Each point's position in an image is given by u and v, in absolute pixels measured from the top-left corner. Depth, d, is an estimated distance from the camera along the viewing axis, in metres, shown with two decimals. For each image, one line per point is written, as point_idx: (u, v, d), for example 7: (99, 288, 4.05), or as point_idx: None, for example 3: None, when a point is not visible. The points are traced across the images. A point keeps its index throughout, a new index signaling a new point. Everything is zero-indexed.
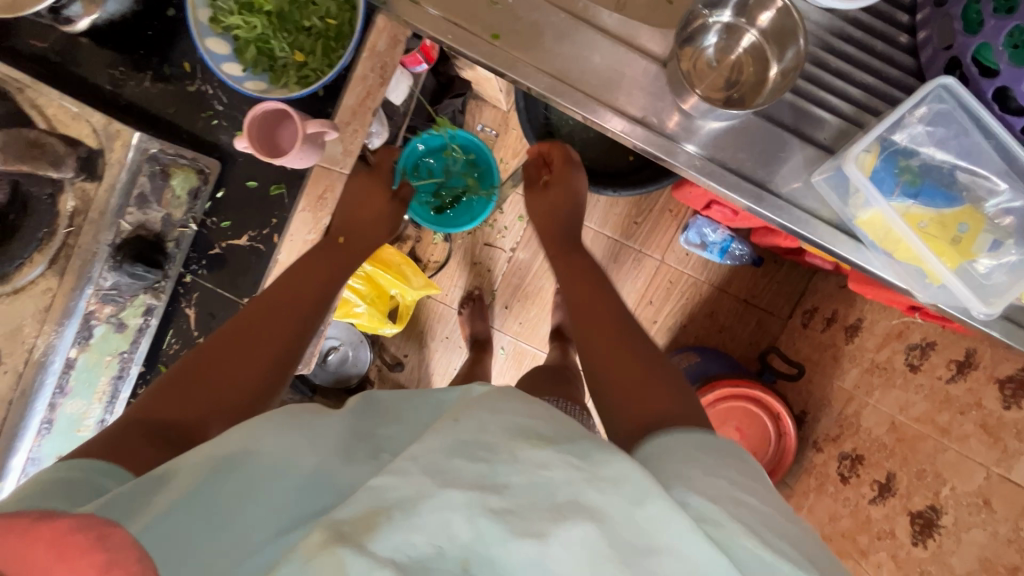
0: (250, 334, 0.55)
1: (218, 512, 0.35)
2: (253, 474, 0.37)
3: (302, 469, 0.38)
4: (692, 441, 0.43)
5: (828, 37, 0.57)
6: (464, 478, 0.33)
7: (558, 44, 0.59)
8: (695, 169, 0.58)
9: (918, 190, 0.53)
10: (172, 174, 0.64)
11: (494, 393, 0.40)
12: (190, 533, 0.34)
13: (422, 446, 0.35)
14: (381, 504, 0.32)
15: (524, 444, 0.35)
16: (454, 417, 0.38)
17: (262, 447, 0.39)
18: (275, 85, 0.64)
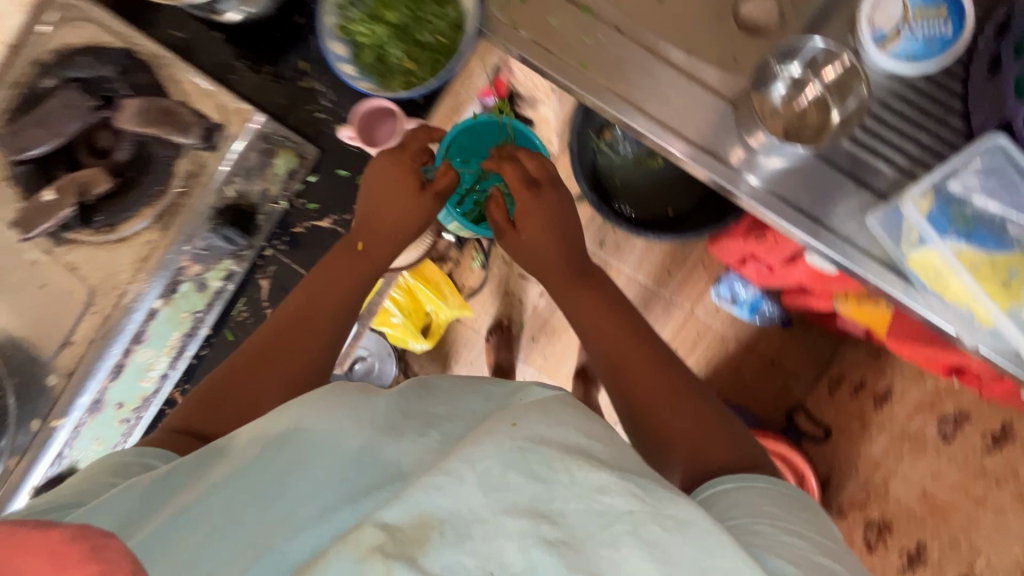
0: (283, 346, 0.60)
1: (256, 491, 0.40)
2: (297, 457, 0.41)
3: (348, 449, 0.42)
4: (756, 492, 0.47)
5: (889, 99, 0.62)
6: (523, 500, 0.36)
7: (639, 78, 0.67)
8: (757, 201, 0.63)
9: (971, 234, 0.56)
10: (277, 155, 0.72)
11: (551, 403, 0.45)
12: (233, 513, 0.38)
13: (479, 451, 0.37)
14: (432, 514, 0.34)
15: (580, 464, 0.38)
16: (512, 422, 0.41)
17: (308, 428, 0.44)
18: (382, 88, 0.72)
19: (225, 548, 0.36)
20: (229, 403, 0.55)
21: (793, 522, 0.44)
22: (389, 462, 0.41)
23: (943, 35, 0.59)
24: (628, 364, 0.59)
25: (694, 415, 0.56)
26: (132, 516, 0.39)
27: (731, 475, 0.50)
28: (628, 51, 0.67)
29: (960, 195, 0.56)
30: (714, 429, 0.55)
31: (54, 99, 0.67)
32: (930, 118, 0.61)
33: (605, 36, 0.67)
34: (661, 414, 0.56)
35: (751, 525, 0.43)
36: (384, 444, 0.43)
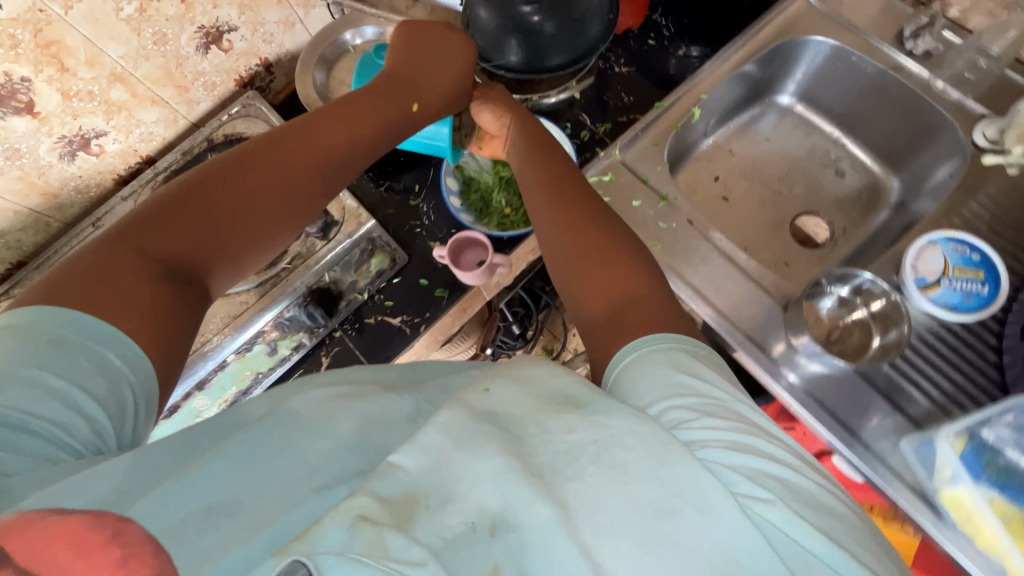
0: (260, 167, 0.58)
1: (252, 466, 0.38)
2: (290, 441, 0.39)
3: (335, 428, 0.40)
4: (665, 356, 0.47)
5: (927, 335, 0.68)
6: (493, 452, 0.36)
7: (700, 263, 0.75)
8: (794, 397, 0.67)
9: (1005, 484, 0.57)
10: (374, 254, 0.81)
11: (527, 362, 0.46)
12: (235, 473, 0.37)
13: (452, 414, 0.38)
14: (415, 487, 0.34)
15: (553, 413, 0.40)
16: (484, 388, 0.42)
17: (298, 407, 0.42)
18: (478, 222, 0.81)
19: (219, 527, 0.34)
20: (192, 223, 0.53)
21: (692, 386, 0.44)
22: (377, 441, 0.40)
23: (980, 293, 0.67)
24: (573, 228, 0.63)
25: (632, 271, 0.58)
26: (125, 485, 0.36)
27: (651, 336, 0.49)
28: (696, 240, 0.76)
29: (993, 445, 0.58)
30: (627, 272, 0.58)
31: None
32: (963, 360, 0.67)
33: (677, 222, 0.77)
34: (599, 271, 0.58)
35: (669, 414, 0.42)
36: (365, 421, 0.41)
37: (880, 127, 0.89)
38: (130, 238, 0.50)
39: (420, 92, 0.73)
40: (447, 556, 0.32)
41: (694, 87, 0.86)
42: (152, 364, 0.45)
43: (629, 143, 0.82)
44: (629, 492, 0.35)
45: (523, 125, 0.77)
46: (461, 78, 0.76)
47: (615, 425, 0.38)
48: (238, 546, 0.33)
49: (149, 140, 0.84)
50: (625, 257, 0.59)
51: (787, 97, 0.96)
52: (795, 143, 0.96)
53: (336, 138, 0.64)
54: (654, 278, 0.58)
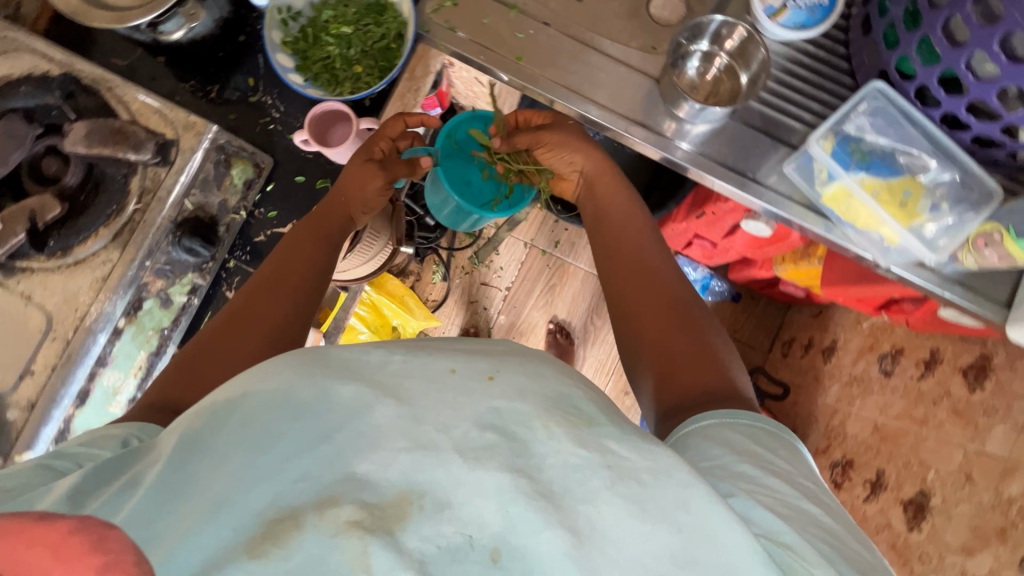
0: (245, 326, 0.56)
1: (242, 454, 0.34)
2: (268, 431, 0.35)
3: (300, 400, 0.36)
4: (745, 429, 0.46)
5: (787, 64, 0.71)
6: (496, 462, 0.34)
7: (571, 63, 0.73)
8: (690, 162, 0.70)
9: (868, 164, 0.65)
10: (233, 164, 0.72)
11: (530, 359, 0.43)
12: (233, 473, 0.34)
13: (454, 416, 0.36)
14: (414, 484, 0.33)
15: (556, 415, 0.37)
16: (490, 374, 0.39)
17: (257, 388, 0.37)
18: (331, 94, 0.74)
19: (179, 506, 0.33)
20: (195, 374, 0.52)
21: (759, 450, 0.44)
22: (346, 402, 0.36)
23: (822, 6, 0.69)
24: (622, 240, 0.68)
25: (698, 360, 0.55)
26: (89, 486, 0.36)
27: (720, 409, 0.49)
28: (559, 41, 0.73)
29: (855, 134, 0.65)
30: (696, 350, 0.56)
31: None
32: (825, 78, 0.71)
33: (534, 28, 0.73)
34: (661, 342, 0.58)
35: (740, 439, 0.45)
36: (335, 384, 0.37)
37: None
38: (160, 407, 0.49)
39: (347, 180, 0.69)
40: (437, 564, 0.31)
41: None
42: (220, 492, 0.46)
43: None
44: (642, 532, 0.33)
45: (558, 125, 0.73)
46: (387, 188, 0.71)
47: (631, 457, 0.36)
48: (200, 528, 0.31)
49: None
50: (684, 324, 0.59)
51: None
52: None
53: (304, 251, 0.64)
54: (720, 352, 0.57)
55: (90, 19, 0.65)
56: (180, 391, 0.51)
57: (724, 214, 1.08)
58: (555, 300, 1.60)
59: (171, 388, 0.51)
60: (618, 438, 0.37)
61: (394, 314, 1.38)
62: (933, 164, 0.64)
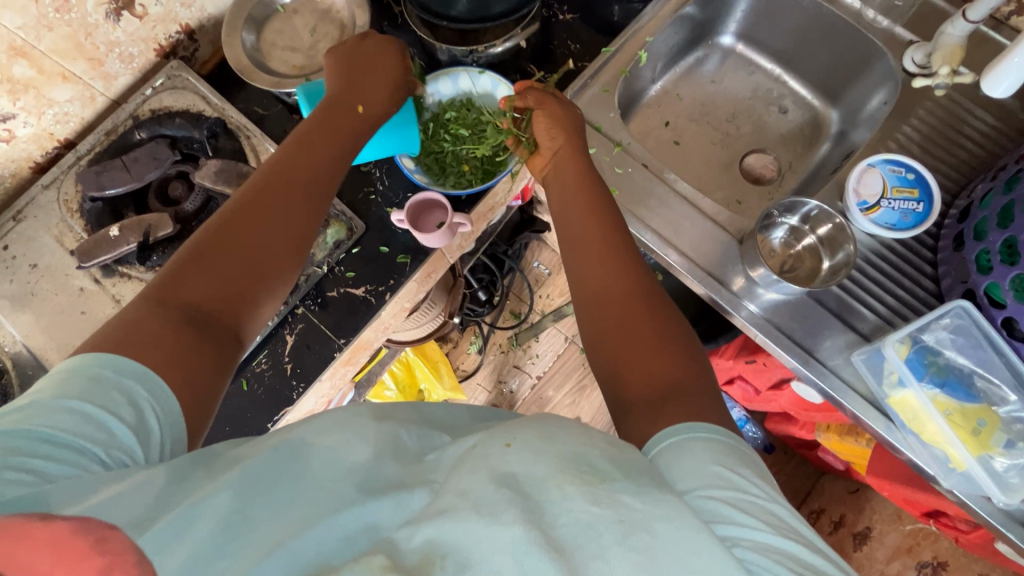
0: (255, 218, 0.54)
1: (293, 509, 0.37)
2: (326, 491, 0.38)
3: (357, 463, 0.40)
4: (706, 444, 0.42)
5: (871, 255, 0.72)
6: (510, 516, 0.34)
7: (658, 208, 0.77)
8: (755, 325, 0.71)
9: (944, 381, 0.64)
10: (330, 225, 0.80)
11: (548, 422, 0.42)
12: (281, 527, 0.36)
13: (472, 478, 0.37)
14: (439, 546, 0.33)
15: (572, 479, 0.36)
16: (505, 442, 0.39)
17: (315, 442, 0.42)
18: (435, 182, 0.81)
19: (233, 551, 0.35)
20: (200, 270, 0.50)
21: (728, 473, 0.39)
22: (391, 480, 0.39)
23: (916, 211, 0.71)
24: (602, 219, 0.62)
25: (658, 354, 0.51)
26: (150, 511, 0.35)
27: (681, 423, 0.44)
28: (653, 185, 0.78)
29: (933, 347, 0.65)
30: (661, 346, 0.52)
31: (144, 147, 0.75)
32: (905, 276, 0.71)
33: (633, 166, 0.79)
34: (626, 332, 0.54)
35: (721, 470, 0.40)
36: (385, 457, 0.41)
37: (818, 61, 0.91)
38: (153, 302, 0.47)
39: (365, 92, 0.68)
40: None
41: (639, 31, 0.86)
42: (177, 398, 0.43)
43: (579, 91, 0.83)
44: None
45: (560, 106, 0.72)
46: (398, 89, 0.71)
47: (644, 508, 0.34)
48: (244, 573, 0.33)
49: (65, 122, 0.77)
50: (657, 314, 0.54)
51: (728, 37, 0.96)
52: (739, 84, 0.97)
53: (324, 148, 0.61)
54: (700, 354, 0.53)
55: (253, 79, 0.75)
56: (174, 287, 0.48)
57: (775, 367, 1.06)
58: (583, 401, 1.56)
59: (175, 286, 0.49)
60: (633, 492, 0.35)
61: (424, 377, 1.40)
62: (1013, 398, 0.63)
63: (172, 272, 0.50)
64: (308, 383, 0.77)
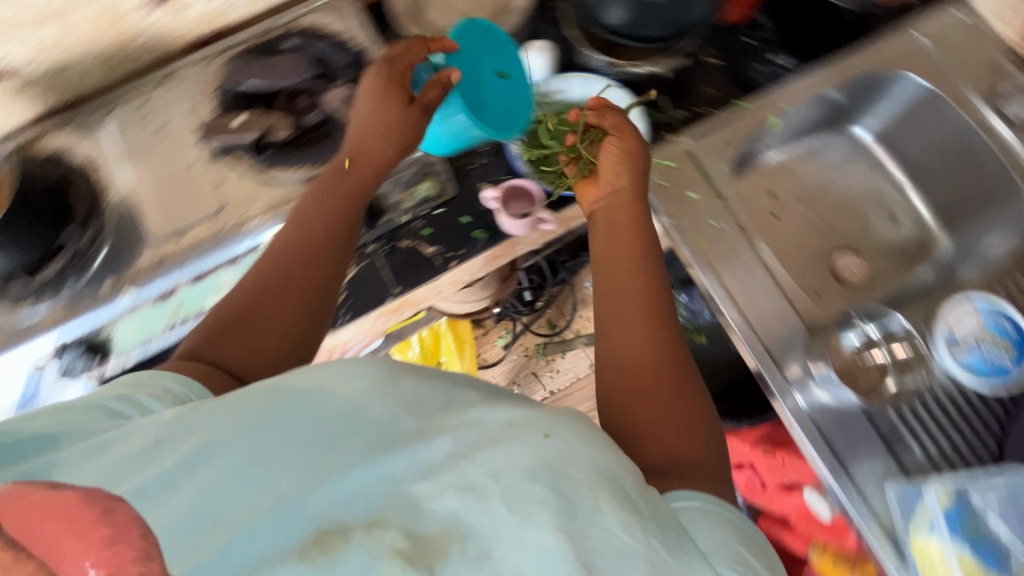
0: (302, 258, 0.62)
1: (307, 456, 0.40)
2: (335, 436, 0.41)
3: (370, 418, 0.42)
4: (724, 520, 0.45)
5: (938, 393, 0.70)
6: (544, 520, 0.36)
7: (740, 272, 0.76)
8: (797, 419, 0.68)
9: (976, 542, 0.60)
10: (423, 180, 0.82)
11: (586, 423, 0.45)
12: (291, 472, 0.39)
13: (507, 465, 0.39)
14: (458, 525, 0.36)
15: (606, 498, 0.39)
16: (545, 433, 0.42)
17: (336, 396, 0.43)
18: (534, 173, 0.81)
19: (246, 488, 0.38)
20: (252, 321, 0.58)
21: (744, 549, 0.43)
22: (406, 437, 0.42)
23: (1004, 365, 0.67)
24: (637, 280, 0.61)
25: (682, 427, 0.53)
26: (165, 435, 0.40)
27: (682, 486, 0.48)
28: (742, 249, 0.78)
29: (976, 508, 0.62)
30: (682, 419, 0.54)
31: (287, 57, 0.81)
32: (968, 425, 0.68)
33: (727, 225, 0.79)
34: (649, 403, 0.54)
35: (738, 546, 0.43)
36: (402, 414, 0.43)
37: (947, 184, 0.88)
38: (199, 360, 0.55)
39: (376, 139, 0.69)
40: None
41: (777, 97, 0.85)
42: None
43: (700, 135, 0.83)
44: None
45: (626, 139, 0.69)
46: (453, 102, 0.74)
47: (671, 560, 0.38)
48: (258, 523, 0.36)
49: (230, 11, 0.83)
50: (675, 387, 0.55)
51: (862, 131, 0.94)
52: (858, 180, 0.94)
53: (359, 181, 0.69)
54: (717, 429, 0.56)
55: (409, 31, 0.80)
56: (227, 342, 0.56)
57: (794, 468, 1.07)
58: None
59: (224, 345, 0.56)
60: (660, 535, 0.39)
61: (447, 351, 1.43)
62: None
63: (216, 331, 0.57)
64: (353, 316, 0.81)
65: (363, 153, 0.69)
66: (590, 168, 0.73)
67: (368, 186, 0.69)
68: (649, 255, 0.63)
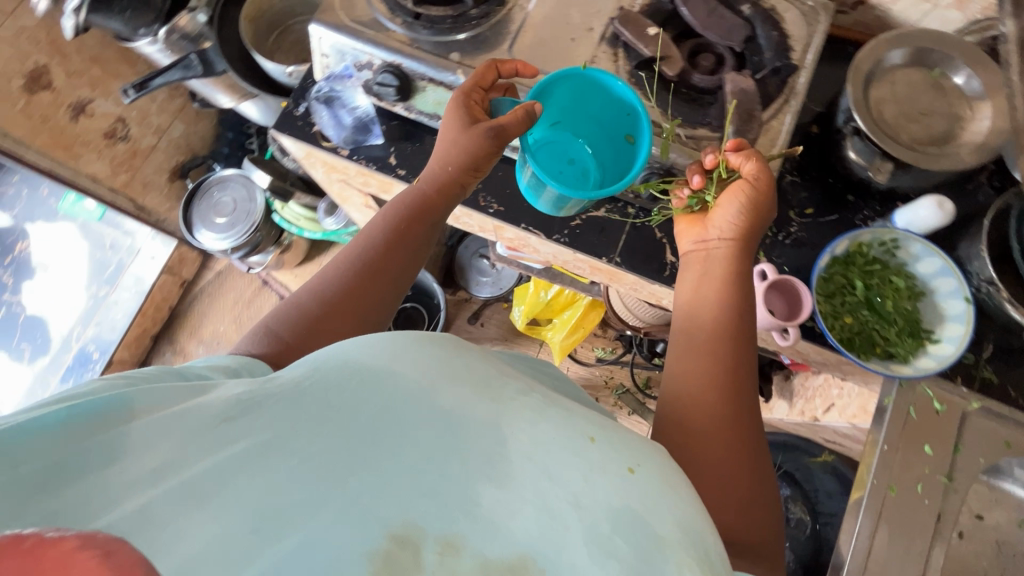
0: (370, 278, 0.71)
1: (393, 427, 0.41)
2: (411, 399, 0.43)
3: (442, 408, 0.43)
4: None
5: None
6: (618, 563, 0.38)
7: (891, 548, 0.68)
8: None
9: None
10: None
11: (682, 483, 0.45)
12: (356, 447, 0.40)
13: (588, 497, 0.41)
14: (533, 564, 0.38)
15: (689, 565, 0.39)
16: (628, 469, 0.43)
17: (403, 375, 0.44)
18: (817, 295, 0.73)
19: (326, 441, 0.40)
20: (295, 340, 0.64)
21: None
22: (490, 447, 0.42)
23: None
24: (711, 393, 0.62)
25: (746, 515, 0.58)
26: (207, 433, 0.38)
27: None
28: (915, 534, 0.69)
29: None
30: (746, 508, 0.58)
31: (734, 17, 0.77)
32: None
33: (928, 502, 0.70)
34: (727, 476, 0.58)
35: None
36: (474, 404, 0.44)
37: None
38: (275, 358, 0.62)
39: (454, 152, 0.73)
40: None
41: None
42: None
43: (990, 414, 0.71)
44: None
45: (739, 315, 0.67)
46: (485, 158, 0.73)
47: None
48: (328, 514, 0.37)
49: None
50: (749, 482, 0.59)
51: None
52: None
53: (431, 199, 0.76)
54: (776, 543, 0.61)
55: (852, 82, 0.72)
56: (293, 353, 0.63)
57: None
58: None
59: (300, 344, 0.64)
60: None
61: (563, 319, 1.48)
62: None
63: (269, 338, 0.64)
64: (566, 242, 0.83)
65: (439, 171, 0.75)
66: (700, 205, 0.74)
67: (455, 193, 0.77)
68: (745, 373, 0.64)
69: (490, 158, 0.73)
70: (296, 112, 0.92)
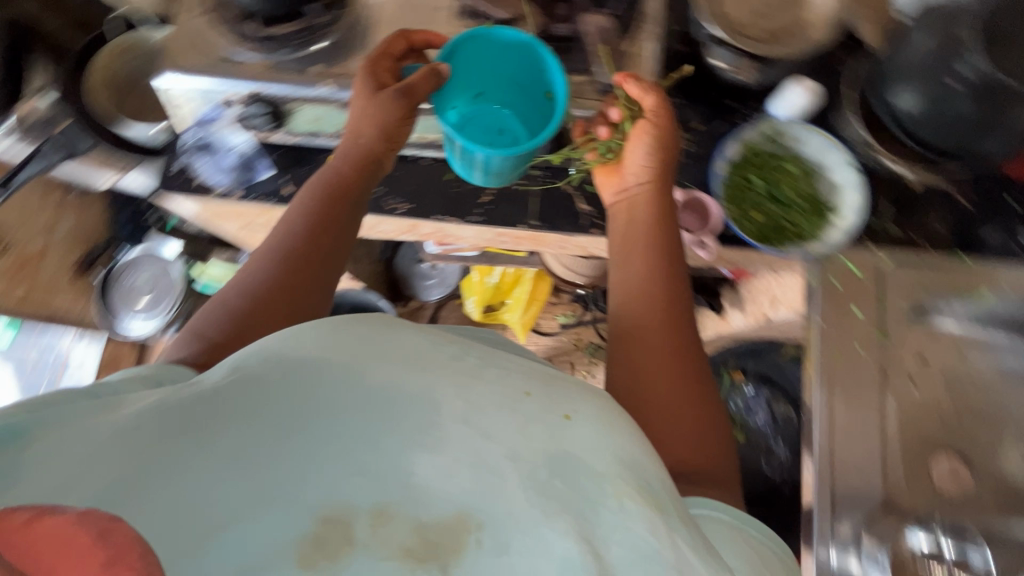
0: (278, 288, 0.66)
1: (308, 417, 0.40)
2: (326, 400, 0.41)
3: (367, 395, 0.42)
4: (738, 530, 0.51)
5: None
6: (549, 499, 0.39)
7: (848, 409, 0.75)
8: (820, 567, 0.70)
9: None
10: None
11: (616, 412, 0.47)
12: (270, 442, 0.39)
13: (524, 445, 0.41)
14: (472, 515, 0.38)
15: (629, 494, 0.41)
16: (565, 415, 0.44)
17: (330, 364, 0.43)
18: (725, 200, 0.76)
19: (238, 446, 0.38)
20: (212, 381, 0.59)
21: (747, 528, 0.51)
22: (417, 416, 0.41)
23: None
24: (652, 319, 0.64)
25: (689, 432, 0.59)
26: (122, 435, 0.39)
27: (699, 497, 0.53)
28: (867, 389, 0.76)
29: None
30: (689, 427, 0.59)
31: None
32: None
33: (870, 357, 0.77)
34: (665, 396, 0.60)
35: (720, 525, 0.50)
36: (405, 379, 0.43)
37: None
38: None
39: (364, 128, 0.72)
40: None
41: (993, 275, 0.76)
42: None
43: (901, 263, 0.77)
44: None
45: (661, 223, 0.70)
46: (401, 123, 0.72)
47: (695, 565, 0.40)
48: (250, 512, 0.36)
49: None
50: (695, 405, 0.61)
51: None
52: None
53: (345, 201, 0.74)
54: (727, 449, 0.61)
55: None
56: None
57: None
58: None
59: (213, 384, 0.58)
60: (688, 546, 0.41)
61: (515, 296, 1.49)
62: None
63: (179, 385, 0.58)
64: (482, 220, 0.83)
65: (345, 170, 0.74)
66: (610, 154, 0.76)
67: (364, 186, 0.75)
68: (679, 291, 0.67)
69: (405, 122, 0.72)
70: (171, 171, 0.88)
